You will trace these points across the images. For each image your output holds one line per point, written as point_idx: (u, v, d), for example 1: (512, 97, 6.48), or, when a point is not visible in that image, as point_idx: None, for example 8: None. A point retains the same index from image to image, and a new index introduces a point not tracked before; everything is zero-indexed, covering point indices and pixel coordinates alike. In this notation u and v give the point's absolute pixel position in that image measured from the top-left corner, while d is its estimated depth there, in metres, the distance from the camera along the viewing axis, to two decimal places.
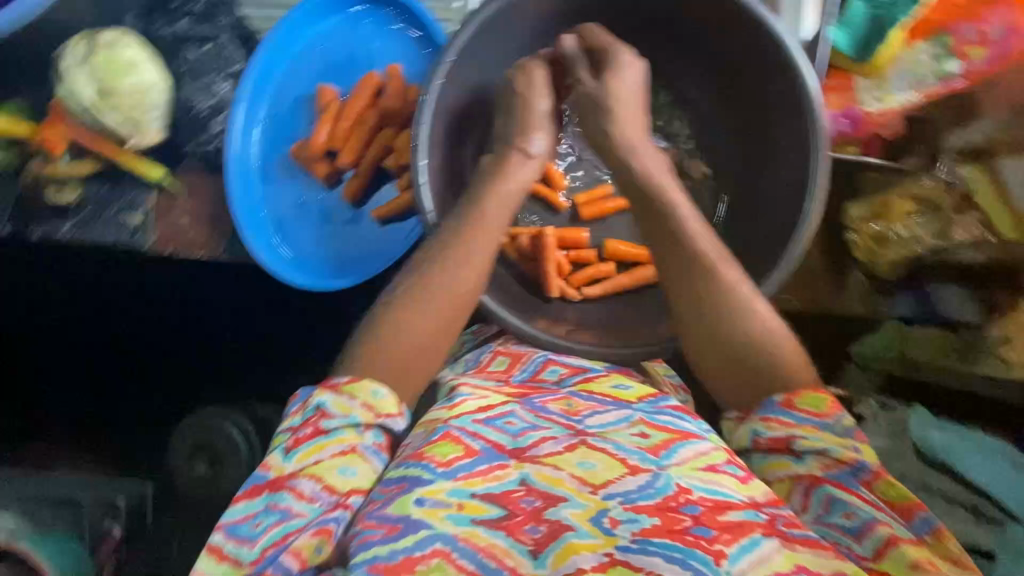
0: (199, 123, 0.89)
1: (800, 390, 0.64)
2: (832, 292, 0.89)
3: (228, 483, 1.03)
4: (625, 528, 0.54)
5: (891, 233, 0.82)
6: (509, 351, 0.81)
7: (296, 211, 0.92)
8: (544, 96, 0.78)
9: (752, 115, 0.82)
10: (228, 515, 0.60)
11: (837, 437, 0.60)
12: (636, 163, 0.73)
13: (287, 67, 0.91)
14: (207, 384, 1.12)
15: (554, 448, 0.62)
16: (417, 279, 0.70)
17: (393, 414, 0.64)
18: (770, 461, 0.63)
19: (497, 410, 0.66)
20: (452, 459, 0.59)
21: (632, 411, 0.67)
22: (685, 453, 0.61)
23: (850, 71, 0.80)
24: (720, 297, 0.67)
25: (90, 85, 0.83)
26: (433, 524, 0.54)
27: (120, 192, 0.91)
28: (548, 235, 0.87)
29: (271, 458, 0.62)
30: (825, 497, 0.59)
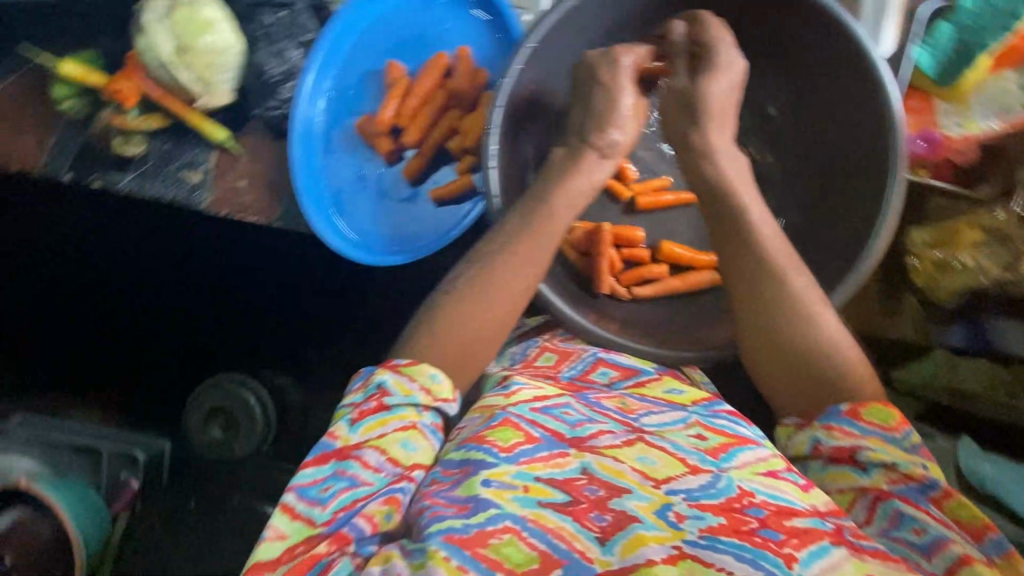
0: (269, 88, 0.88)
1: (867, 403, 0.65)
2: (881, 318, 0.89)
3: (239, 448, 1.20)
4: (691, 524, 0.55)
5: (954, 262, 0.81)
6: (556, 348, 0.83)
7: (358, 185, 0.93)
8: (629, 91, 0.77)
9: (826, 129, 0.81)
10: (296, 479, 0.61)
11: (904, 451, 0.62)
12: (718, 166, 0.74)
13: (357, 39, 0.90)
14: (261, 338, 1.26)
15: (613, 441, 0.65)
16: (481, 270, 0.72)
17: (449, 399, 0.66)
18: (830, 472, 0.65)
19: (552, 401, 0.70)
20: (513, 445, 0.62)
21: (688, 414, 0.72)
22: (744, 458, 0.64)
23: (931, 94, 0.80)
24: (789, 307, 0.69)
25: (169, 41, 0.84)
26: (500, 504, 0.55)
27: (182, 149, 0.91)
28: (605, 231, 0.87)
29: (338, 428, 0.63)
30: (892, 511, 0.60)
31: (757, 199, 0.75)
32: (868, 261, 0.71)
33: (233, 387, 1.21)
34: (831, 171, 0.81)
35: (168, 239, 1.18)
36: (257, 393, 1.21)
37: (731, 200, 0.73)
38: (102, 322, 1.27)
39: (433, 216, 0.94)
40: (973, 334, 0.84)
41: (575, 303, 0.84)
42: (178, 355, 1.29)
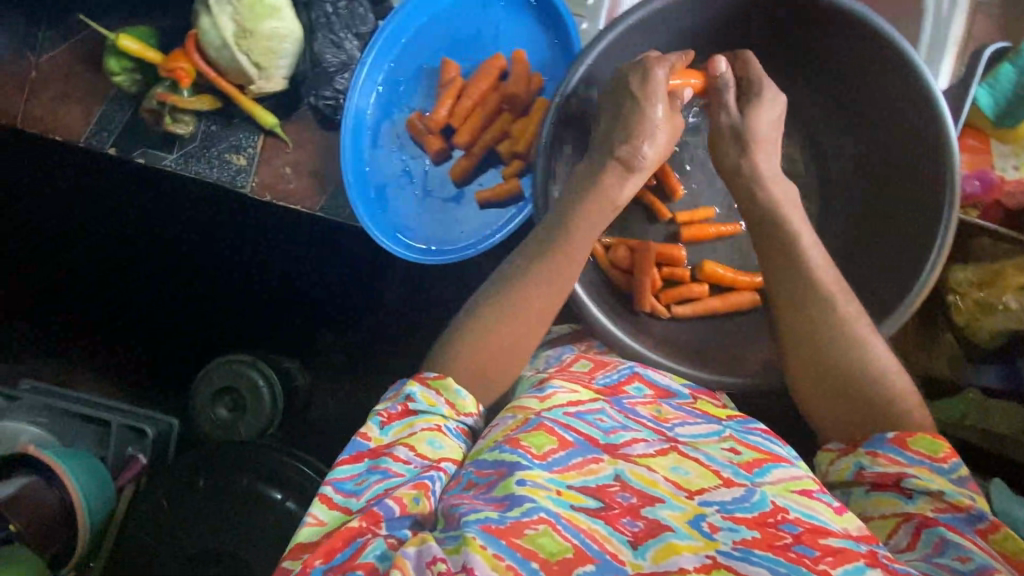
0: (325, 77, 0.89)
1: (914, 433, 0.63)
2: (917, 351, 0.90)
3: (243, 429, 1.16)
4: (725, 535, 0.52)
5: (998, 304, 0.80)
6: (592, 357, 0.78)
7: (403, 180, 0.93)
8: (659, 103, 0.73)
9: (881, 161, 0.81)
10: (333, 474, 0.61)
11: (951, 483, 0.60)
12: (770, 193, 0.74)
13: (413, 36, 0.91)
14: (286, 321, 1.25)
15: (647, 450, 0.62)
16: (523, 280, 0.71)
17: (471, 414, 0.67)
18: (873, 498, 0.62)
19: (587, 406, 0.65)
20: (547, 452, 0.58)
21: (722, 427, 0.67)
22: (778, 474, 0.59)
23: (989, 135, 0.82)
24: (836, 333, 0.68)
25: (231, 23, 0.83)
26: (535, 498, 0.52)
27: (229, 132, 0.92)
28: (648, 248, 0.87)
29: (369, 429, 0.64)
30: (937, 538, 0.56)
31: (807, 225, 0.74)
32: (916, 294, 0.71)
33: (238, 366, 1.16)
34: (882, 203, 0.81)
35: (199, 219, 1.17)
36: (263, 373, 1.16)
37: (776, 227, 0.73)
38: (129, 294, 1.27)
39: (477, 218, 0.92)
40: (1009, 376, 0.84)
41: (616, 319, 0.84)
42: (204, 337, 1.29)
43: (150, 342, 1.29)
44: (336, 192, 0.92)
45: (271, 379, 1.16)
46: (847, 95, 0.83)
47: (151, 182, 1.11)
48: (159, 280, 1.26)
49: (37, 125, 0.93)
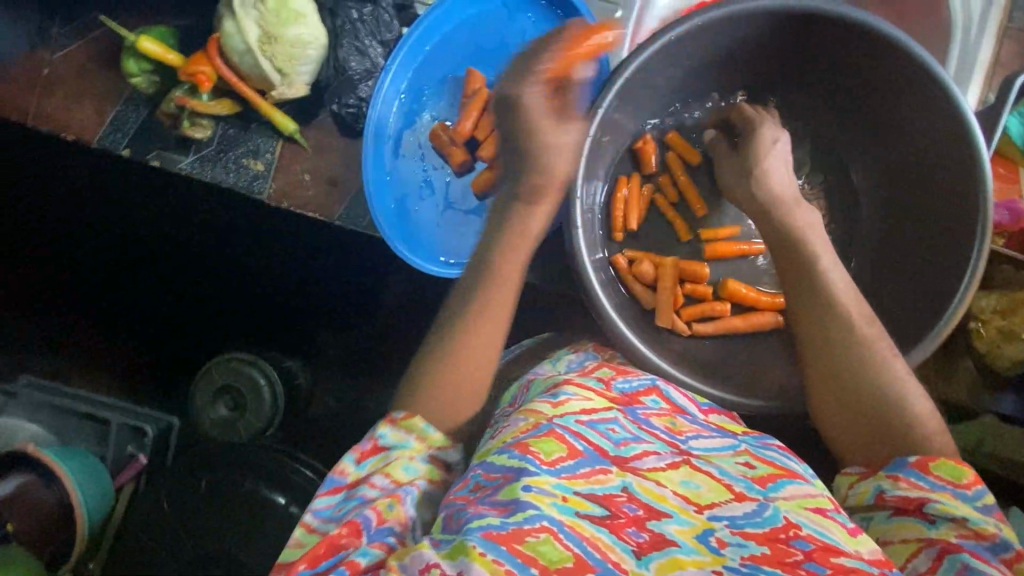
0: (348, 84, 0.87)
1: (935, 457, 0.60)
2: (936, 375, 0.90)
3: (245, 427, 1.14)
4: (734, 551, 0.51)
5: (1021, 331, 0.81)
6: (613, 366, 0.75)
7: (423, 189, 0.92)
8: (551, 128, 0.69)
9: (909, 187, 0.81)
10: (312, 506, 0.59)
11: (976, 510, 0.57)
12: (795, 220, 0.72)
13: (437, 43, 0.89)
14: (301, 323, 1.26)
15: (658, 463, 0.59)
16: (491, 288, 0.67)
17: (444, 445, 0.63)
18: (894, 522, 0.59)
19: (599, 415, 0.63)
20: (555, 459, 0.55)
21: (738, 441, 0.66)
22: (793, 490, 0.58)
23: (1017, 162, 0.83)
24: (863, 360, 0.65)
25: (256, 28, 0.82)
26: (540, 507, 0.50)
27: (248, 137, 0.90)
28: (671, 265, 0.86)
29: (342, 465, 0.61)
30: (960, 564, 0.54)
31: (828, 248, 0.71)
32: (946, 322, 0.70)
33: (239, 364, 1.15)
34: (911, 228, 0.81)
35: (212, 221, 1.16)
36: (264, 372, 1.15)
37: (803, 252, 0.70)
38: (136, 293, 1.26)
39: None
40: None
41: (636, 329, 0.83)
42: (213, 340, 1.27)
43: (155, 343, 1.27)
44: (355, 200, 0.91)
45: (274, 377, 1.16)
46: (877, 120, 0.83)
47: (163, 183, 1.09)
48: (168, 281, 1.24)
49: (48, 124, 0.90)
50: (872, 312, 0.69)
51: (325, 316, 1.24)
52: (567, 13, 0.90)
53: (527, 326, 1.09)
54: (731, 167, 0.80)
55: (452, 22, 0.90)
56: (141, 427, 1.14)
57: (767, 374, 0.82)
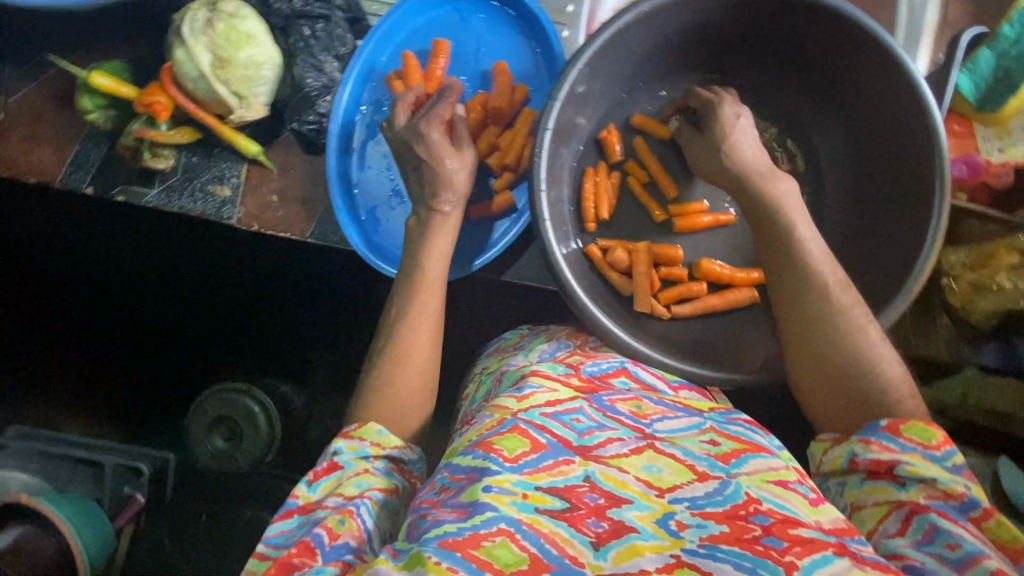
0: (307, 101, 0.87)
1: (907, 420, 0.62)
2: (916, 336, 0.91)
3: (246, 456, 1.12)
4: (692, 533, 0.52)
5: (993, 283, 0.81)
6: (585, 352, 0.77)
7: (392, 200, 0.91)
8: (446, 155, 0.76)
9: (867, 152, 0.82)
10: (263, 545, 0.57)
11: (945, 470, 0.58)
12: (767, 188, 0.72)
13: (391, 55, 0.91)
14: (286, 344, 1.26)
15: (620, 450, 0.60)
16: (425, 287, 0.72)
17: (401, 446, 0.64)
18: (867, 486, 0.61)
19: (565, 406, 0.63)
20: (519, 455, 0.56)
21: (703, 420, 0.67)
22: (756, 464, 0.59)
23: (971, 118, 0.82)
24: (835, 324, 0.67)
25: (207, 54, 0.81)
26: (498, 507, 0.51)
27: (212, 163, 0.90)
28: (644, 250, 0.87)
29: (296, 489, 0.60)
30: (927, 525, 0.55)
31: (804, 217, 0.72)
32: (917, 278, 0.71)
33: (231, 395, 1.13)
34: (876, 194, 0.81)
35: (178, 252, 1.13)
36: (258, 399, 1.13)
37: (779, 222, 0.71)
38: (117, 331, 1.24)
39: (471, 233, 0.91)
40: (1007, 354, 0.85)
41: (612, 314, 0.83)
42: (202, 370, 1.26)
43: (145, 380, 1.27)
44: (325, 217, 0.91)
45: (268, 403, 1.14)
46: (832, 89, 0.84)
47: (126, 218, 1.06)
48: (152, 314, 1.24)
49: (6, 169, 0.89)
50: (847, 280, 0.70)
51: (310, 331, 1.24)
52: (519, 11, 0.90)
53: (511, 325, 1.09)
54: (696, 146, 0.80)
55: (405, 32, 0.91)
56: (138, 466, 1.12)
57: (749, 350, 0.83)
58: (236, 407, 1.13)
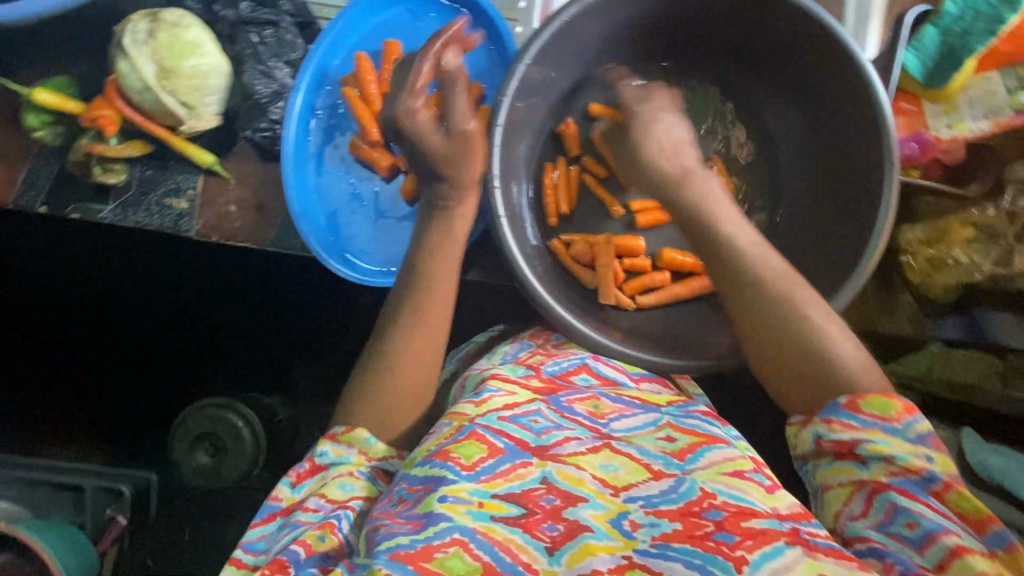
0: (258, 109, 0.86)
1: (866, 393, 0.60)
2: (880, 314, 0.92)
3: (231, 474, 1.05)
4: (645, 532, 0.53)
5: (948, 258, 0.82)
6: (547, 352, 0.78)
7: (354, 204, 0.91)
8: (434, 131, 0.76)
9: (819, 134, 0.83)
10: (244, 542, 0.59)
11: (906, 444, 0.57)
12: (691, 191, 0.73)
13: (344, 58, 0.90)
14: (241, 366, 1.15)
15: (578, 448, 0.61)
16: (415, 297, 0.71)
17: (389, 456, 0.63)
18: (834, 467, 0.60)
19: (522, 408, 0.64)
20: (476, 462, 0.56)
21: (660, 415, 0.69)
22: (712, 457, 0.61)
23: (920, 97, 0.81)
24: (782, 309, 0.66)
25: (152, 64, 0.81)
26: (452, 517, 0.51)
27: (167, 176, 0.89)
28: (607, 241, 0.87)
29: (280, 490, 0.61)
30: (888, 504, 0.56)
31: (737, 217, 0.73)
32: (870, 258, 0.71)
33: (214, 411, 1.05)
34: (831, 175, 0.82)
35: (127, 272, 1.05)
36: (242, 414, 1.05)
37: (704, 221, 0.71)
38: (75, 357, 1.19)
39: None
40: (969, 325, 0.86)
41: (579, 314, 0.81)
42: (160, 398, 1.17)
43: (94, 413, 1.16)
44: (286, 225, 0.90)
45: (253, 418, 1.06)
46: (782, 73, 0.84)
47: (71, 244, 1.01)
48: (95, 347, 1.14)
49: None
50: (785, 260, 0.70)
51: (257, 355, 1.15)
52: (470, 7, 0.89)
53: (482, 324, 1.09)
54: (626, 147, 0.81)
55: (357, 34, 0.90)
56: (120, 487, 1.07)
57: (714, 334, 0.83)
58: (221, 423, 1.05)
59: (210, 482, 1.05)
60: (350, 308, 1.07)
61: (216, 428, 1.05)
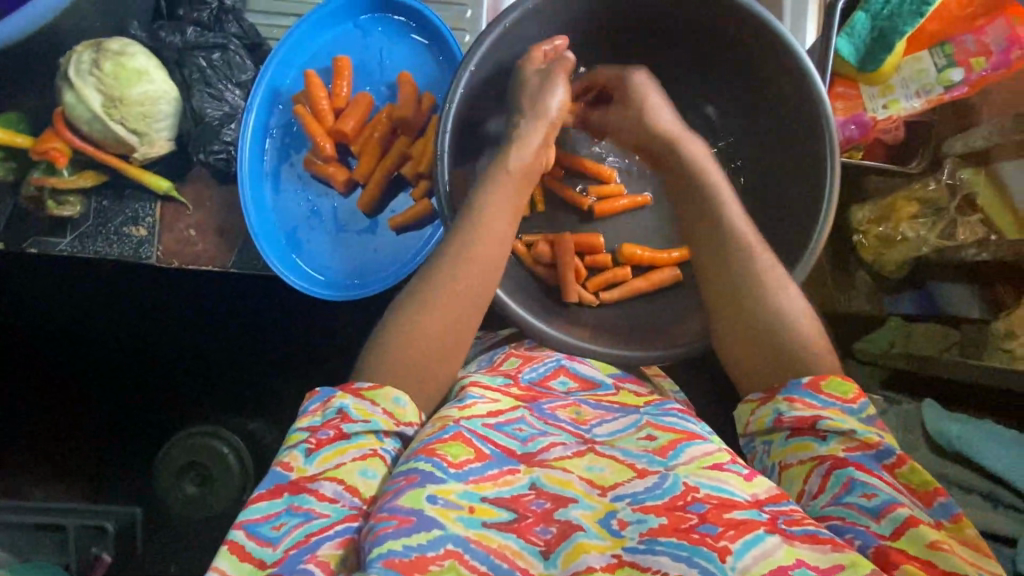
0: (210, 131, 0.86)
1: (824, 374, 0.61)
2: (838, 293, 0.95)
3: (219, 502, 1.04)
4: (633, 530, 0.51)
5: (897, 235, 0.88)
6: (522, 353, 0.76)
7: (312, 220, 0.91)
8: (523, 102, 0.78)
9: (762, 122, 0.84)
10: (244, 515, 0.51)
11: (861, 422, 0.58)
12: (683, 154, 0.79)
13: (295, 77, 0.91)
14: (206, 397, 1.10)
15: (564, 453, 0.59)
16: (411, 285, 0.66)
17: (414, 424, 0.58)
18: (791, 444, 0.59)
19: (507, 416, 0.62)
20: (463, 462, 0.54)
21: (639, 416, 0.66)
22: (692, 452, 0.58)
23: (856, 79, 0.82)
24: (751, 283, 0.67)
25: (99, 94, 0.81)
26: (445, 524, 0.49)
27: (123, 205, 0.88)
28: (566, 239, 0.88)
29: (292, 458, 0.54)
30: (845, 479, 0.55)
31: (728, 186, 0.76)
32: (818, 239, 0.73)
33: (200, 439, 1.05)
34: (775, 161, 0.82)
35: (89, 306, 1.04)
36: (229, 441, 1.05)
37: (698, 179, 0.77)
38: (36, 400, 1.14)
39: (396, 245, 0.91)
40: (924, 299, 0.90)
41: (541, 315, 0.81)
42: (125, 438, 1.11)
43: (53, 456, 1.11)
44: (245, 246, 0.90)
45: (239, 443, 1.05)
46: (722, 66, 0.85)
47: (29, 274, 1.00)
48: (55, 387, 1.09)
49: None
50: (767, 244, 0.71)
51: (219, 386, 1.10)
52: (417, 20, 0.91)
53: None
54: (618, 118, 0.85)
55: (307, 52, 0.91)
56: (104, 524, 1.00)
57: (677, 324, 0.83)
58: (207, 450, 1.05)
59: (198, 511, 1.05)
60: (315, 326, 1.06)
61: (202, 456, 1.05)
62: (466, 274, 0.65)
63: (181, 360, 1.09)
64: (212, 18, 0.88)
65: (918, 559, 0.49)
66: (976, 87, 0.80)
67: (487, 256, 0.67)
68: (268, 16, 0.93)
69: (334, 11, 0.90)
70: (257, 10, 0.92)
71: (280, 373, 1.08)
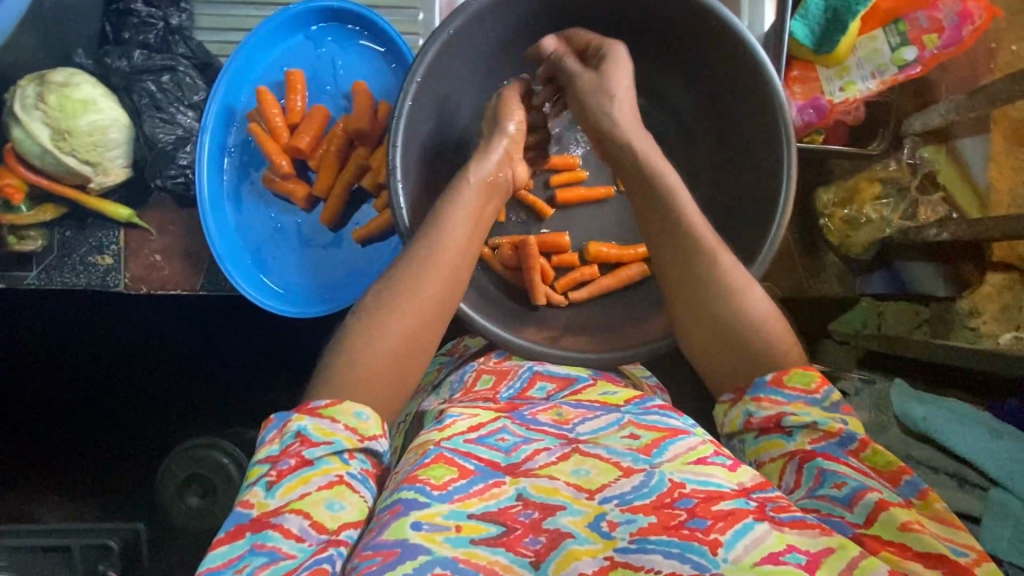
0: (166, 156, 0.86)
1: (788, 368, 0.60)
2: (808, 278, 0.98)
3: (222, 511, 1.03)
4: (623, 530, 0.51)
5: (862, 216, 0.91)
6: (494, 368, 0.75)
7: (279, 237, 0.90)
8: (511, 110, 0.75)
9: (719, 113, 0.82)
10: (205, 565, 0.51)
11: (823, 410, 0.57)
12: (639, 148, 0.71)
13: (247, 92, 0.90)
14: (189, 418, 1.10)
15: (548, 459, 0.58)
16: (376, 294, 0.65)
17: (377, 436, 0.58)
18: (762, 443, 0.59)
19: (487, 427, 0.61)
20: (446, 482, 0.54)
21: (621, 414, 0.63)
22: (676, 448, 0.57)
23: (812, 62, 0.81)
24: (709, 282, 0.65)
25: (46, 127, 0.80)
26: (432, 549, 0.49)
27: (86, 234, 0.88)
28: (530, 242, 0.86)
29: (252, 495, 0.54)
30: (816, 471, 0.55)
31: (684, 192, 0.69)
32: (777, 229, 0.72)
33: (198, 451, 1.03)
34: (731, 150, 0.81)
35: (71, 333, 1.05)
36: (227, 450, 1.03)
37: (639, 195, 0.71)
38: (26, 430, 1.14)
39: (368, 257, 0.91)
40: (893, 279, 0.91)
41: (505, 324, 0.80)
42: (108, 463, 1.10)
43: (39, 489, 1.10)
44: (211, 270, 0.90)
45: (238, 453, 1.04)
46: (678, 61, 0.83)
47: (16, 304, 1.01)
48: (44, 416, 1.10)
49: None
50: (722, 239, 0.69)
51: (202, 407, 1.09)
52: (366, 27, 0.89)
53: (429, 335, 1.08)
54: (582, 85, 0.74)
55: (258, 67, 0.90)
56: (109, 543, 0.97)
57: (643, 318, 0.83)
58: (205, 461, 1.03)
59: (203, 524, 1.04)
60: (290, 339, 1.07)
61: (202, 469, 1.03)
62: (423, 291, 0.65)
63: (162, 379, 1.09)
64: (159, 40, 0.87)
65: (892, 544, 0.49)
66: (930, 65, 0.80)
67: (443, 270, 0.67)
68: (218, 33, 0.91)
69: (281, 23, 0.88)
70: (203, 28, 0.91)
71: (258, 386, 1.09)
